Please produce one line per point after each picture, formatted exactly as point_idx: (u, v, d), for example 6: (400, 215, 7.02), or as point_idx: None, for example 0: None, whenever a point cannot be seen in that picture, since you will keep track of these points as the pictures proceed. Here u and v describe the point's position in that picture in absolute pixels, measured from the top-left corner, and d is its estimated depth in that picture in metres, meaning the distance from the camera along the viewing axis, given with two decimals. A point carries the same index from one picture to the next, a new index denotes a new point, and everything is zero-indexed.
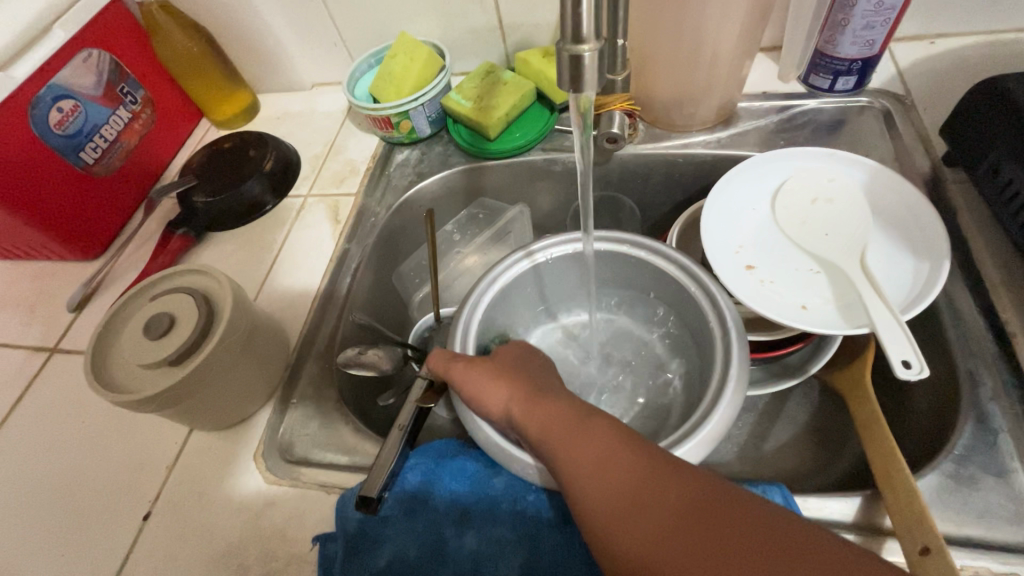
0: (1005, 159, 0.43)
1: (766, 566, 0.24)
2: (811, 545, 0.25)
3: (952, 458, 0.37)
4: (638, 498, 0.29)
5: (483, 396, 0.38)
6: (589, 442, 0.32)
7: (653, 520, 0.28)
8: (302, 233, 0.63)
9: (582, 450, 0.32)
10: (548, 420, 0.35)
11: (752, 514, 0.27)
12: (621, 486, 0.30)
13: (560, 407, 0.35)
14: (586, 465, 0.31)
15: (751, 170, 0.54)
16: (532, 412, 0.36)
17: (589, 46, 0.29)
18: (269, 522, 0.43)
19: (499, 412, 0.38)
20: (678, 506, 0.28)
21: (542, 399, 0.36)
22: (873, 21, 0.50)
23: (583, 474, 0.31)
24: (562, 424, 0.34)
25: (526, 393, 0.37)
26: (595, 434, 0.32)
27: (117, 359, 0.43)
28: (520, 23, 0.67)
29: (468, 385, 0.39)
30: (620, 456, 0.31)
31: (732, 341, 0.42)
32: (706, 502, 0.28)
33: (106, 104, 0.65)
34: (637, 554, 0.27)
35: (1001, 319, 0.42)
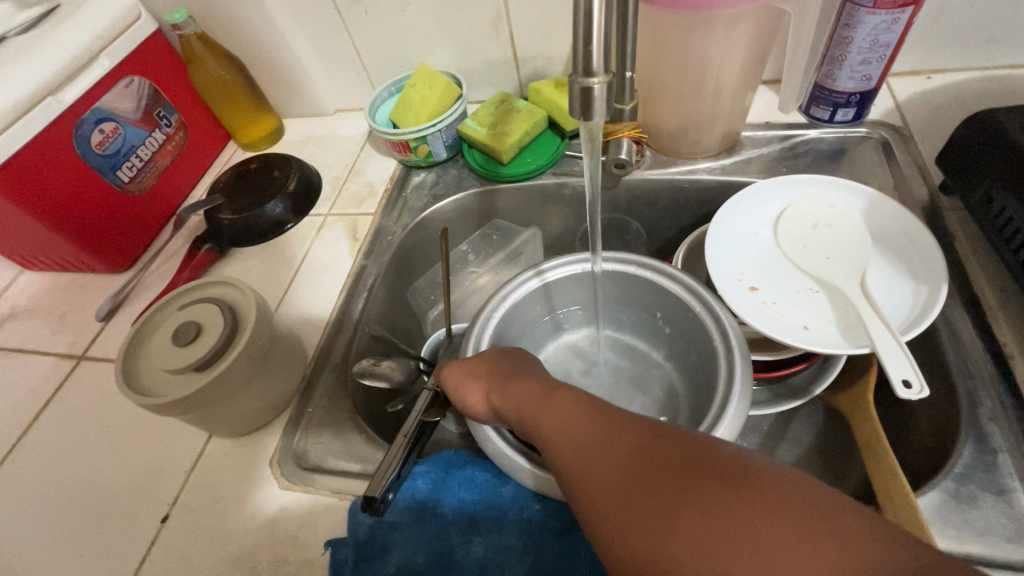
0: (998, 188, 0.44)
1: (708, 498, 0.25)
2: (746, 477, 0.26)
3: (953, 477, 0.38)
4: (598, 446, 0.30)
5: (470, 392, 0.40)
6: (556, 408, 0.34)
7: (611, 462, 0.29)
8: (322, 249, 0.66)
9: (550, 415, 0.34)
10: (523, 395, 0.37)
11: (706, 453, 0.27)
12: (584, 437, 0.31)
13: (531, 384, 0.38)
14: (553, 427, 0.33)
15: (753, 196, 0.56)
16: (510, 395, 0.38)
17: (599, 79, 0.31)
18: (283, 528, 0.44)
19: (485, 404, 0.40)
20: (636, 445, 0.29)
21: (514, 382, 0.38)
22: (869, 57, 0.53)
23: (552, 432, 0.33)
24: (534, 398, 0.36)
25: (512, 380, 0.39)
26: (562, 401, 0.34)
27: (146, 364, 0.46)
28: (534, 56, 0.71)
29: (468, 388, 0.41)
30: (583, 413, 0.33)
31: (736, 361, 0.44)
32: (663, 440, 0.29)
33: (143, 126, 0.70)
34: (597, 491, 0.29)
35: (998, 342, 0.43)
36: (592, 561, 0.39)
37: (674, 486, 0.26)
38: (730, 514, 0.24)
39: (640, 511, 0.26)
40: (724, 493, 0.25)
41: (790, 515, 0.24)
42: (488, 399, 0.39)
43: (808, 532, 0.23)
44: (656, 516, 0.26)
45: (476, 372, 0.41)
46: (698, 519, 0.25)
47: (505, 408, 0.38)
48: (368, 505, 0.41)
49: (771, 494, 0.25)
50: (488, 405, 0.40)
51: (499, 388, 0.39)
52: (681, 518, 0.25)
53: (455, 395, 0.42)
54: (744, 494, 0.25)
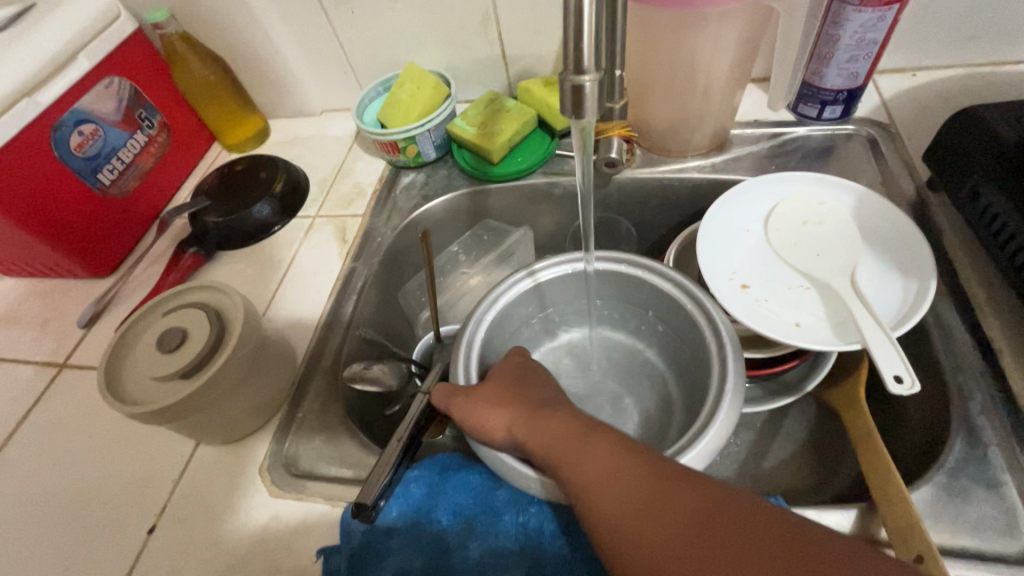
0: (984, 183, 0.45)
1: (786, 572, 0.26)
2: (819, 550, 0.26)
3: (945, 471, 0.38)
4: (652, 509, 0.30)
5: (490, 418, 0.39)
6: (596, 454, 0.34)
7: (671, 524, 0.29)
8: (310, 252, 0.65)
9: (590, 462, 0.33)
10: (555, 433, 0.36)
11: (773, 528, 0.27)
12: (634, 496, 0.31)
13: (564, 420, 0.37)
14: (596, 473, 0.33)
15: (743, 194, 0.56)
16: (540, 431, 0.37)
17: (590, 77, 0.30)
18: (275, 536, 0.43)
19: (506, 433, 0.39)
20: (696, 514, 0.29)
21: (544, 417, 0.38)
22: (857, 54, 0.53)
23: (594, 479, 0.33)
24: (569, 438, 0.35)
25: (542, 413, 0.38)
26: (601, 445, 0.34)
27: (130, 372, 0.45)
28: (523, 54, 0.70)
29: (484, 411, 0.40)
30: (629, 466, 0.32)
31: (728, 358, 0.44)
32: (725, 510, 0.29)
33: (124, 128, 0.68)
34: (658, 556, 0.28)
35: (987, 336, 0.44)
36: (587, 561, 0.38)
37: (752, 567, 0.26)
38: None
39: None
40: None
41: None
42: (511, 431, 0.38)
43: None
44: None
45: (497, 398, 0.40)
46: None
47: (534, 445, 0.37)
48: (360, 511, 0.40)
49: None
50: (508, 437, 0.39)
51: (524, 419, 0.38)
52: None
53: (461, 412, 0.41)
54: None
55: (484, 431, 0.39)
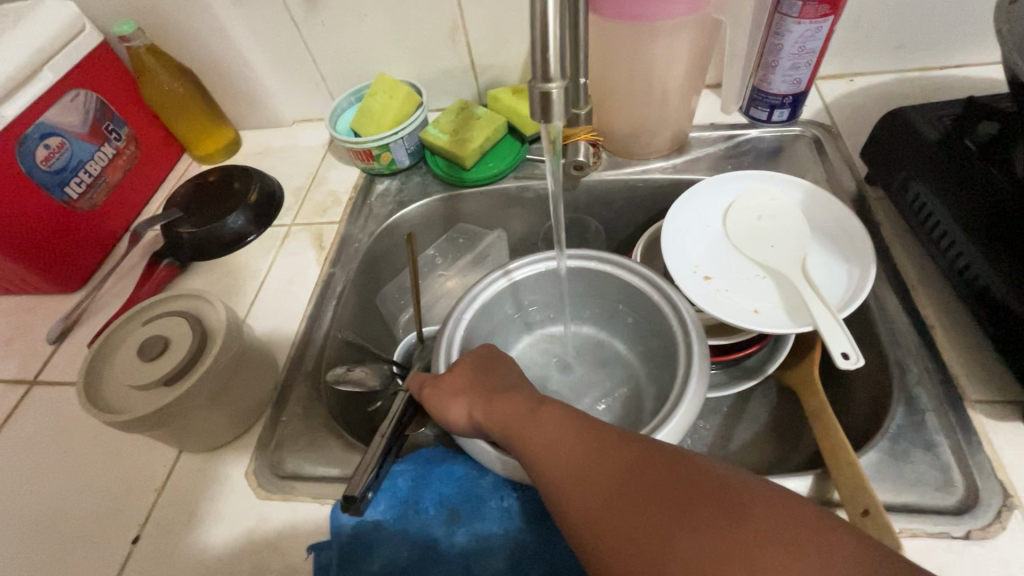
0: (914, 177, 0.49)
1: (699, 516, 0.29)
2: (731, 496, 0.29)
3: (888, 437, 0.42)
4: (593, 466, 0.33)
5: (451, 405, 0.42)
6: (546, 424, 0.37)
7: (604, 482, 0.32)
8: (286, 259, 0.65)
9: (538, 432, 0.36)
10: (509, 410, 0.39)
11: (697, 477, 0.31)
12: (578, 456, 0.34)
13: (517, 397, 0.40)
14: (543, 443, 0.36)
15: (702, 193, 0.60)
16: (495, 409, 0.40)
17: (557, 84, 0.32)
18: (263, 537, 0.44)
19: (466, 417, 0.41)
20: (631, 468, 0.32)
21: (499, 398, 0.41)
22: (798, 62, 0.58)
23: (541, 447, 0.36)
24: (522, 414, 0.38)
25: (499, 395, 0.41)
26: (549, 418, 0.37)
27: (110, 381, 0.45)
28: (491, 64, 0.73)
29: (447, 399, 0.42)
30: (571, 434, 0.35)
31: (693, 344, 0.47)
32: (656, 463, 0.32)
33: (91, 141, 0.68)
34: (592, 510, 0.31)
35: (921, 314, 0.48)
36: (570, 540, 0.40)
37: (674, 507, 0.29)
38: (725, 538, 0.28)
39: (643, 532, 0.29)
40: (719, 516, 0.29)
41: (779, 536, 0.27)
42: (470, 414, 0.41)
43: (792, 552, 0.27)
44: (657, 538, 0.29)
45: (459, 388, 0.43)
46: (696, 541, 0.28)
47: (491, 423, 0.40)
48: (349, 504, 0.41)
49: (762, 514, 0.28)
50: (470, 421, 0.41)
51: (481, 403, 0.41)
52: (680, 539, 0.28)
53: (428, 403, 0.44)
54: (738, 516, 0.28)
55: (446, 416, 0.42)
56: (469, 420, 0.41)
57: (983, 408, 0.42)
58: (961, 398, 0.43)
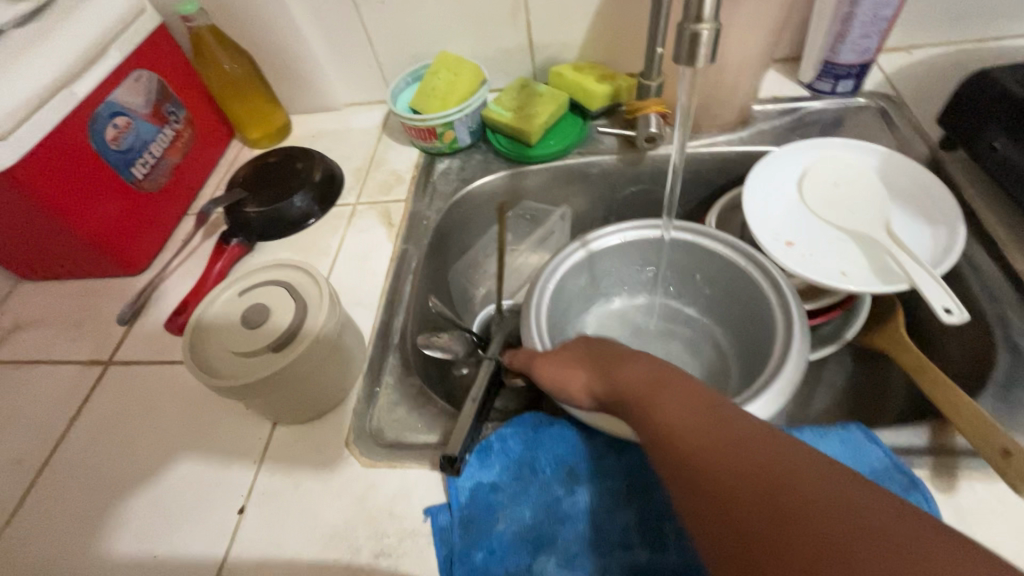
0: (1003, 136, 0.49)
1: (833, 529, 0.24)
2: (886, 522, 0.23)
3: (999, 387, 0.43)
4: (715, 448, 0.29)
5: (573, 377, 0.41)
6: (670, 399, 0.34)
7: (727, 466, 0.28)
8: (356, 237, 0.65)
9: (665, 402, 0.34)
10: (633, 378, 0.37)
11: (863, 505, 0.24)
12: (702, 440, 0.30)
13: (641, 367, 0.38)
14: (667, 413, 0.33)
15: (775, 161, 0.60)
16: (617, 378, 0.38)
17: (709, 24, 0.31)
18: (375, 503, 0.43)
19: (587, 392, 0.40)
20: (770, 472, 0.27)
21: (621, 366, 0.39)
22: (870, 30, 0.59)
23: (665, 417, 0.33)
24: (645, 383, 0.36)
25: (622, 362, 0.39)
26: (680, 391, 0.34)
27: (213, 349, 0.44)
28: (550, 43, 0.73)
29: (563, 372, 0.42)
30: (702, 410, 0.32)
31: (790, 305, 0.48)
32: (808, 473, 0.26)
33: (154, 122, 0.67)
34: (707, 494, 0.28)
35: (1016, 269, 0.48)
36: None
37: (822, 530, 0.24)
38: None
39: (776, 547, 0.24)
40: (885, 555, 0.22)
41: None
42: (589, 389, 0.40)
43: None
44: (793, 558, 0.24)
45: (573, 361, 0.42)
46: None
47: (611, 393, 0.38)
48: (451, 465, 0.41)
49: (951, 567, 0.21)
50: (589, 395, 0.40)
51: (600, 375, 0.40)
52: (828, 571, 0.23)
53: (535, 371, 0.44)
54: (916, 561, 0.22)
55: (564, 389, 0.42)
56: (589, 396, 0.40)
57: None
58: None
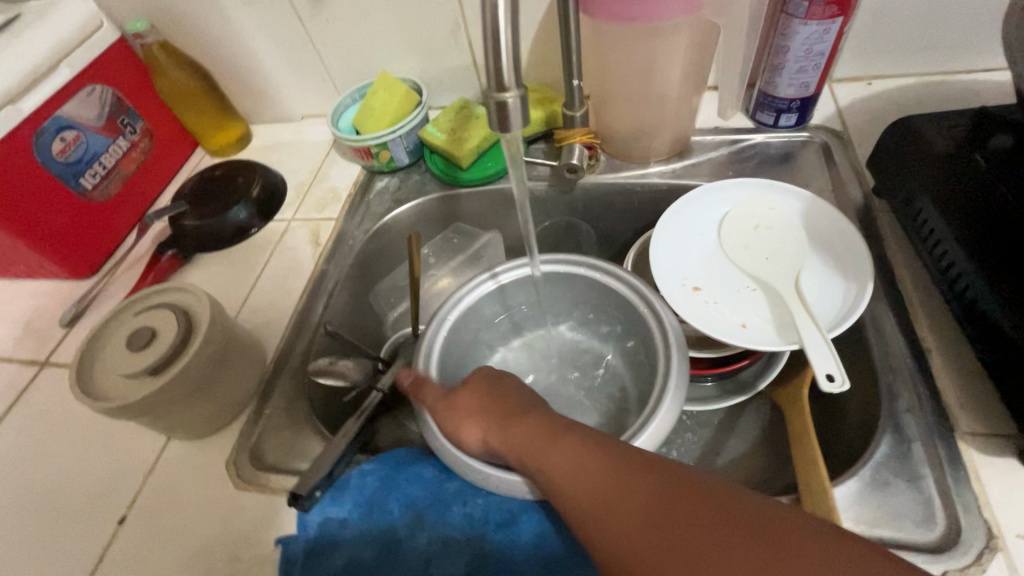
0: (918, 191, 0.46)
1: (739, 552, 0.27)
2: (779, 531, 0.27)
3: (871, 466, 0.40)
4: (622, 499, 0.32)
5: (466, 429, 0.42)
6: (561, 450, 0.36)
7: (639, 515, 0.30)
8: (284, 254, 0.66)
9: (560, 461, 0.35)
10: (527, 437, 0.38)
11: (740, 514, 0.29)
12: (606, 490, 0.32)
13: (532, 425, 0.39)
14: (565, 474, 0.34)
15: (698, 200, 0.58)
16: (511, 437, 0.39)
17: (512, 92, 0.31)
18: (238, 527, 0.45)
19: (480, 442, 0.41)
20: (663, 502, 0.30)
21: (514, 422, 0.40)
22: (805, 65, 0.56)
23: (565, 478, 0.34)
24: (537, 442, 0.37)
25: (514, 418, 0.40)
26: (569, 445, 0.36)
27: (100, 369, 0.47)
28: (492, 63, 0.72)
29: (460, 421, 0.42)
30: (594, 459, 0.34)
31: (673, 358, 0.46)
32: (689, 494, 0.30)
33: (107, 134, 0.70)
34: (631, 548, 0.30)
35: (919, 337, 0.45)
36: (529, 549, 0.40)
37: (737, 558, 0.27)
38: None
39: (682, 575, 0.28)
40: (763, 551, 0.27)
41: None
42: (484, 439, 0.41)
43: None
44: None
45: (470, 412, 0.42)
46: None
47: (511, 452, 0.39)
48: (294, 501, 0.42)
49: (822, 555, 0.26)
50: (485, 446, 0.41)
51: (497, 428, 0.40)
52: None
53: (437, 416, 0.44)
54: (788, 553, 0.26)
55: (463, 441, 0.42)
56: (482, 445, 0.41)
57: (975, 441, 0.39)
58: (952, 429, 0.40)
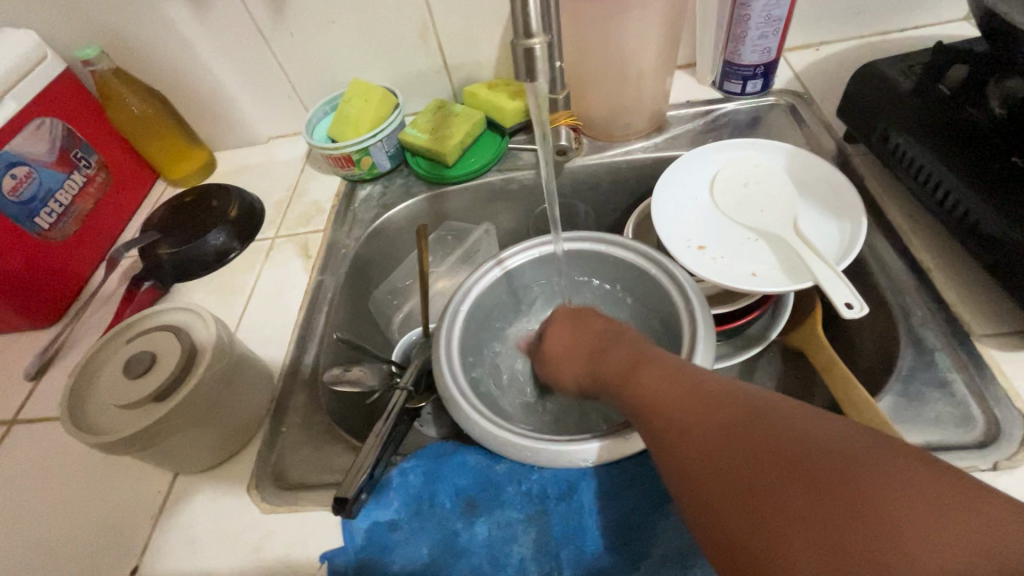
0: (892, 127, 0.49)
1: (805, 471, 0.26)
2: (862, 461, 0.25)
3: (901, 380, 0.42)
4: (697, 417, 0.31)
5: (562, 367, 0.45)
6: (649, 376, 0.36)
7: (711, 431, 0.30)
8: (273, 271, 0.63)
9: (640, 383, 0.36)
10: (618, 360, 0.39)
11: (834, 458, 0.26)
12: (683, 406, 0.32)
13: (624, 351, 0.40)
14: (648, 394, 0.34)
15: (687, 167, 0.60)
16: (601, 364, 0.41)
17: (538, 39, 0.34)
18: (271, 553, 0.41)
19: (574, 382, 0.44)
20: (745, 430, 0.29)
21: (603, 351, 0.42)
22: (766, 31, 0.60)
23: (644, 398, 0.35)
24: (626, 364, 0.38)
25: (607, 347, 0.42)
26: (653, 368, 0.36)
27: (95, 404, 0.42)
28: (464, 62, 0.73)
29: (556, 362, 0.45)
30: (676, 383, 0.34)
31: (696, 312, 0.47)
32: (777, 425, 0.28)
33: (60, 169, 0.66)
34: (693, 460, 0.30)
35: (918, 259, 0.48)
36: (599, 519, 0.38)
37: (794, 473, 0.26)
38: (794, 494, 0.25)
39: (741, 502, 0.27)
40: (834, 494, 0.25)
41: (911, 502, 0.23)
42: (576, 379, 0.44)
43: (924, 532, 0.22)
44: (757, 509, 0.26)
45: (562, 348, 0.45)
46: (805, 523, 0.24)
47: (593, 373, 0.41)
48: (341, 506, 0.39)
49: (883, 486, 0.24)
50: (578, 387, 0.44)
51: (585, 360, 0.43)
52: (784, 517, 0.25)
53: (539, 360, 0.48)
54: (875, 495, 0.24)
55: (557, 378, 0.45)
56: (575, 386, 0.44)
57: (991, 341, 0.42)
58: (968, 334, 0.42)
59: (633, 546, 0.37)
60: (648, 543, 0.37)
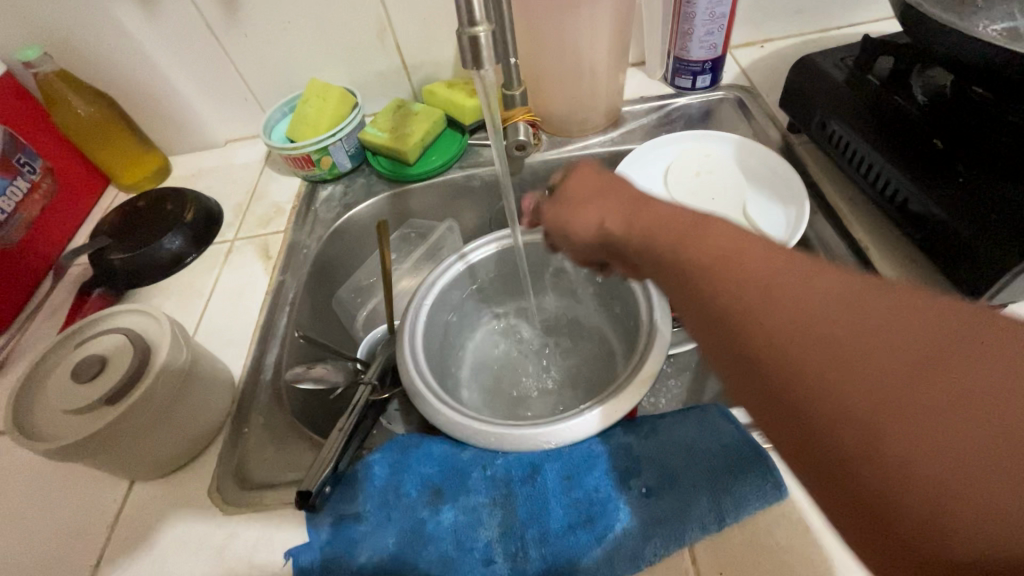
0: (829, 115, 0.53)
1: (956, 393, 0.19)
2: None
3: None
4: (798, 300, 0.22)
5: (582, 211, 0.35)
6: (726, 241, 0.26)
7: (820, 320, 0.21)
8: (232, 274, 0.62)
9: (708, 250, 0.26)
10: (668, 222, 0.29)
11: (983, 374, 0.19)
12: (777, 281, 0.23)
13: (677, 210, 0.30)
14: (720, 262, 0.25)
15: (642, 158, 0.62)
16: (642, 215, 0.32)
17: (483, 28, 0.35)
18: (235, 554, 0.40)
19: (598, 224, 0.34)
20: (849, 325, 0.21)
21: (644, 204, 0.32)
22: (711, 27, 0.62)
23: (716, 271, 0.25)
24: (685, 225, 0.29)
25: (650, 202, 0.32)
26: (727, 234, 0.26)
27: (41, 411, 0.41)
28: (422, 62, 0.74)
29: (575, 207, 0.36)
30: (765, 255, 0.24)
31: (653, 295, 0.48)
32: (895, 322, 0.20)
33: (2, 173, 0.62)
34: (790, 356, 0.22)
35: (856, 239, 0.51)
36: (562, 498, 0.39)
37: (936, 394, 0.19)
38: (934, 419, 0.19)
39: (850, 428, 0.20)
40: (994, 428, 0.18)
41: None
42: (602, 220, 0.34)
43: None
44: (878, 437, 0.19)
45: (586, 196, 0.36)
46: (958, 462, 0.18)
47: (632, 228, 0.32)
48: (304, 501, 0.39)
49: None
50: (601, 229, 0.34)
51: (621, 208, 0.34)
52: (910, 453, 0.19)
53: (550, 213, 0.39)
54: None
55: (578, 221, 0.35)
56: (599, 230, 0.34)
57: None
58: None
59: (598, 523, 0.37)
60: (611, 519, 0.37)
